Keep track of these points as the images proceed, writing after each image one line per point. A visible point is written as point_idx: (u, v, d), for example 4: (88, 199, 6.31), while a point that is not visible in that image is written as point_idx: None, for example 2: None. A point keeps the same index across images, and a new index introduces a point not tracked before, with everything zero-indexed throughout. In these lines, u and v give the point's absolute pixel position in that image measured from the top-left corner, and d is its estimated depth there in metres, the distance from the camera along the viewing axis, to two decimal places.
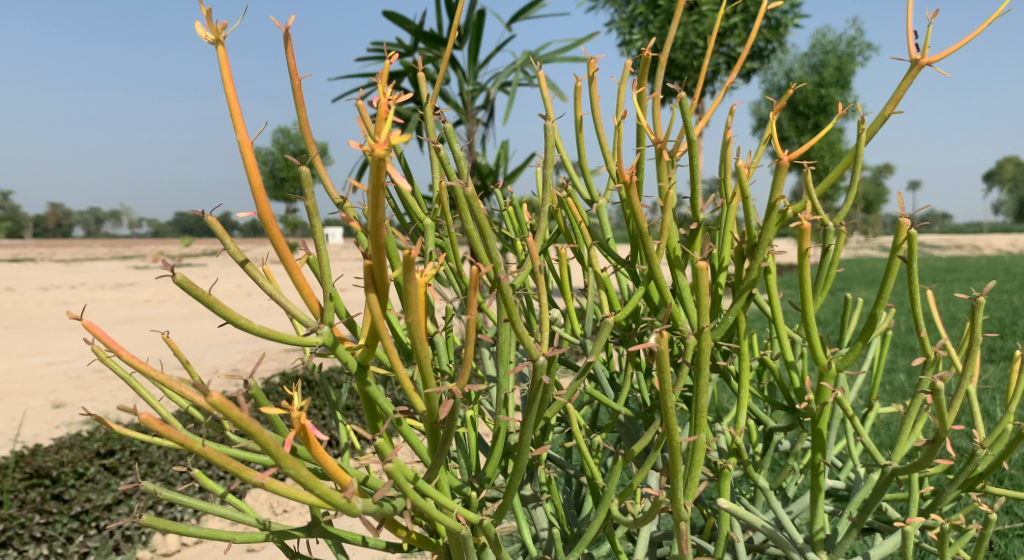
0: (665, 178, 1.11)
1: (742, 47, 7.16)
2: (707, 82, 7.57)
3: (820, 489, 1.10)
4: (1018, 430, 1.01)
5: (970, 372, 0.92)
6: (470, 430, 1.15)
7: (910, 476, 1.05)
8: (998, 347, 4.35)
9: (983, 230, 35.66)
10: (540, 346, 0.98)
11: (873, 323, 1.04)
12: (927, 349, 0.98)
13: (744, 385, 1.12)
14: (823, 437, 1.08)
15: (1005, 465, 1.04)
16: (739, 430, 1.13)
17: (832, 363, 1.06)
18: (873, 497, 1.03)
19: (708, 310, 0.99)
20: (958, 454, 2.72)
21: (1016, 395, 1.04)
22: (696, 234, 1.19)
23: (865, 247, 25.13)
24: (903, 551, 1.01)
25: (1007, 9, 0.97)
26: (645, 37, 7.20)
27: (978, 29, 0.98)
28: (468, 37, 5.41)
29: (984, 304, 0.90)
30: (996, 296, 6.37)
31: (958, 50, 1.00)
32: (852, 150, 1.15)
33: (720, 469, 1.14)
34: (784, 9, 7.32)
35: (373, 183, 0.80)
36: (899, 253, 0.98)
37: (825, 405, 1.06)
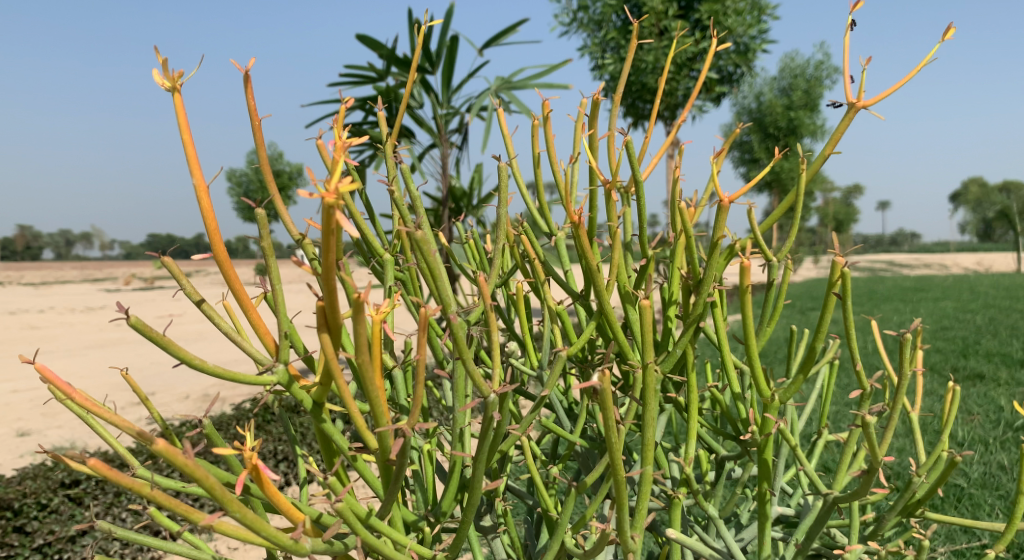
0: (613, 217, 1.15)
1: (712, 72, 7.31)
2: (678, 105, 7.70)
3: (766, 517, 1.14)
4: (952, 459, 1.06)
5: (903, 402, 0.96)
6: (426, 464, 1.19)
7: (851, 504, 1.09)
8: (958, 366, 4.45)
9: (950, 249, 36.45)
10: (491, 382, 1.01)
11: (813, 355, 1.09)
12: (863, 382, 1.02)
13: (692, 416, 1.16)
14: (768, 468, 1.12)
15: (940, 492, 1.09)
16: (689, 461, 1.16)
17: (775, 395, 1.10)
18: (816, 525, 1.07)
19: (652, 345, 1.03)
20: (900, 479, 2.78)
21: (949, 422, 1.09)
22: (646, 270, 1.23)
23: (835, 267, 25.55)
24: None
25: (935, 57, 1.02)
26: (617, 61, 7.32)
27: (908, 77, 1.03)
28: (441, 61, 5.47)
29: (910, 339, 0.95)
30: (960, 315, 6.52)
31: (890, 95, 1.05)
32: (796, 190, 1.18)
33: (671, 499, 1.17)
34: (752, 34, 7.48)
35: (324, 229, 0.82)
36: (836, 290, 1.02)
37: (769, 435, 1.11)
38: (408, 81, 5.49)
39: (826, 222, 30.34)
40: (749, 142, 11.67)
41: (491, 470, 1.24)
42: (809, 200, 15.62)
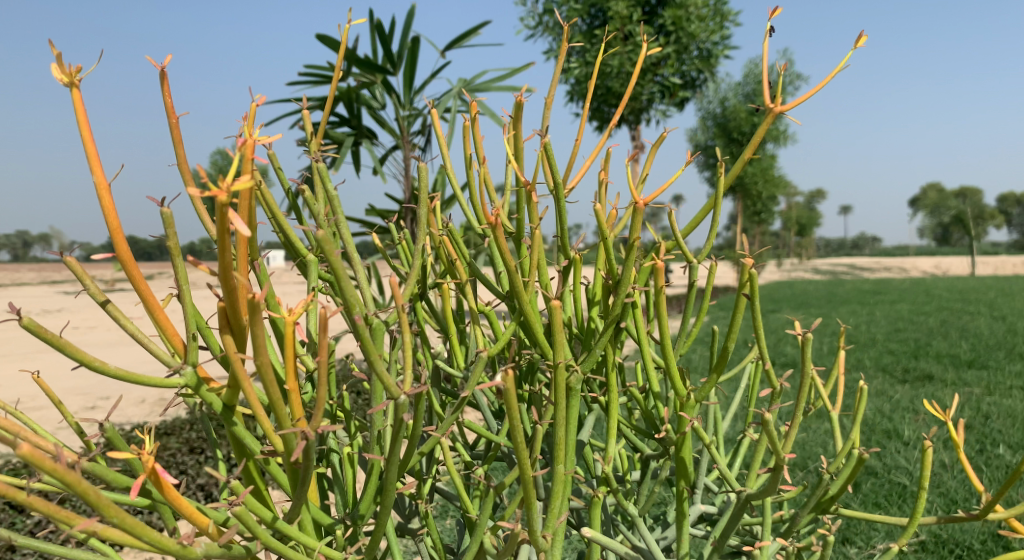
0: (535, 218, 1.15)
1: (676, 77, 7.39)
2: (642, 110, 7.77)
3: (684, 515, 1.15)
4: (860, 457, 1.09)
5: (806, 402, 0.99)
6: (347, 468, 1.18)
7: (764, 502, 1.11)
8: (910, 367, 4.54)
9: (911, 253, 37.29)
10: (402, 384, 1.00)
11: (724, 356, 1.13)
12: (773, 381, 1.05)
13: (612, 415, 1.18)
14: (684, 464, 1.15)
15: (850, 489, 1.11)
16: (609, 461, 1.17)
17: (690, 393, 1.13)
18: (730, 521, 1.09)
19: (563, 345, 1.02)
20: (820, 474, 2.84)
21: (859, 420, 1.12)
22: (568, 271, 1.23)
23: (801, 270, 25.96)
24: None
25: (848, 62, 1.02)
26: (582, 65, 7.37)
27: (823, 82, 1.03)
28: (403, 62, 5.46)
29: (811, 339, 0.98)
30: (915, 317, 6.66)
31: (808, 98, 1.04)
32: (714, 195, 1.19)
33: (591, 498, 1.18)
34: (715, 40, 7.57)
35: (220, 230, 0.82)
36: (745, 290, 1.06)
37: (684, 433, 1.13)
38: (370, 82, 5.49)
39: (792, 226, 30.80)
40: (714, 147, 11.82)
41: (416, 471, 1.24)
42: (774, 204, 15.85)
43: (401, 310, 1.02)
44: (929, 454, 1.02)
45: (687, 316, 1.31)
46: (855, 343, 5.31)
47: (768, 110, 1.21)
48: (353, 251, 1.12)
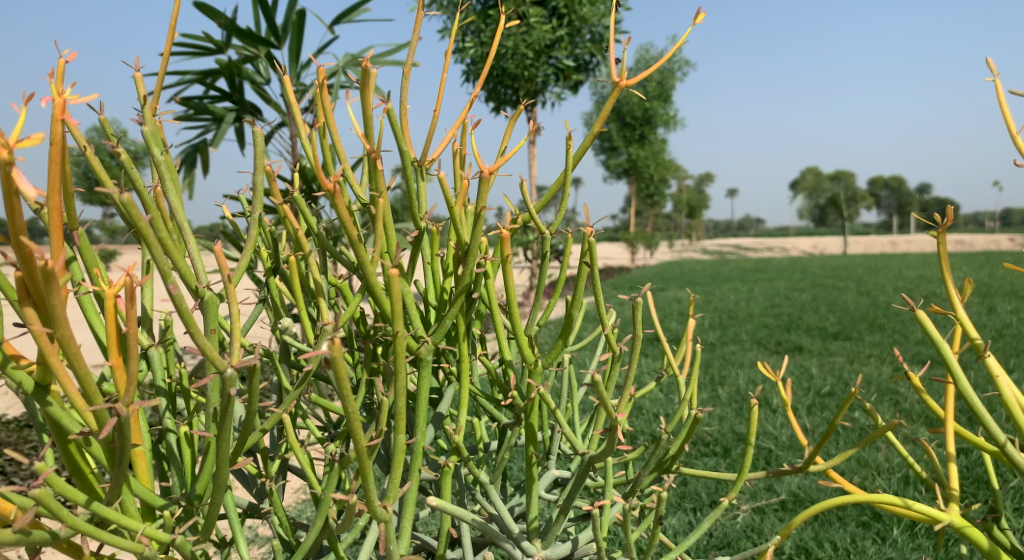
0: (379, 182, 1.10)
1: (570, 60, 7.44)
2: (538, 92, 7.76)
3: (533, 480, 1.17)
4: (694, 419, 1.16)
5: (639, 364, 1.05)
6: (186, 448, 1.13)
7: (606, 464, 1.14)
8: (782, 340, 4.81)
9: (793, 235, 39.55)
10: (229, 359, 0.95)
11: (569, 324, 1.16)
12: (612, 343, 1.14)
13: (463, 386, 1.18)
14: (532, 429, 1.18)
15: (687, 449, 1.18)
16: (459, 430, 1.17)
17: (538, 360, 1.16)
18: (573, 483, 1.11)
19: (400, 314, 0.98)
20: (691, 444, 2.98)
21: (693, 390, 1.26)
22: (417, 242, 1.20)
23: (691, 251, 26.97)
24: (596, 531, 1.10)
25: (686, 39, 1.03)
26: (477, 45, 7.31)
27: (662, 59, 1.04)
28: (287, 36, 5.25)
29: (641, 303, 1.02)
30: (791, 293, 7.05)
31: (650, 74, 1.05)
32: (563, 174, 1.21)
33: (442, 468, 1.18)
34: (607, 24, 7.69)
35: (5, 190, 0.75)
36: (586, 261, 1.11)
37: (532, 399, 1.16)
38: (253, 55, 5.26)
39: (684, 208, 31.95)
40: None
41: (262, 448, 1.20)
42: (666, 187, 16.34)
43: (227, 280, 0.97)
44: (754, 410, 1.09)
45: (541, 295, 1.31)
46: (734, 319, 5.57)
47: (613, 85, 1.23)
48: (181, 222, 1.05)
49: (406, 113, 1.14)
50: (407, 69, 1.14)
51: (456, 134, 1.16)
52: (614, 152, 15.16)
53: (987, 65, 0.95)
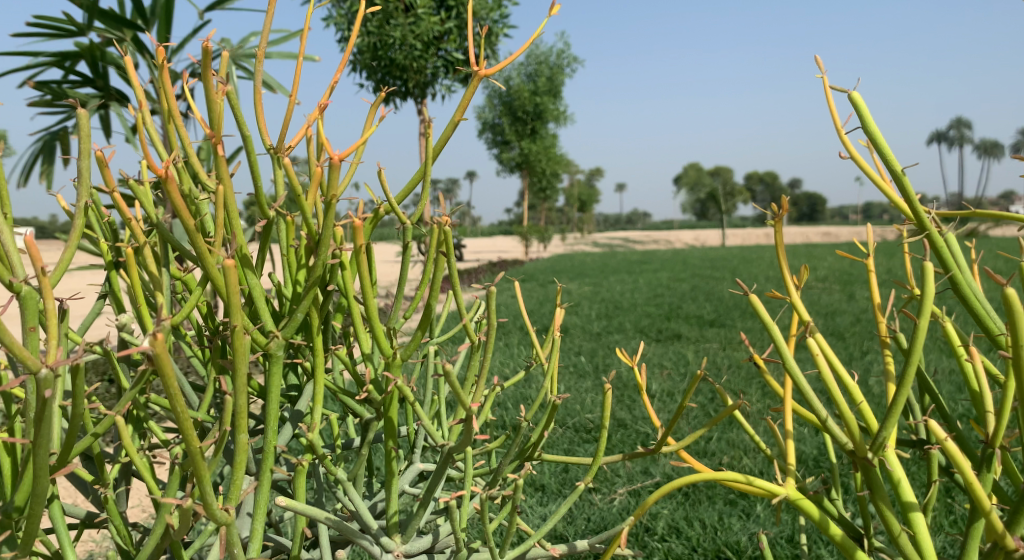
0: (221, 168, 1.02)
1: (459, 52, 7.41)
2: (427, 84, 7.65)
3: (392, 475, 1.15)
4: (554, 406, 1.18)
5: (494, 355, 1.03)
6: (5, 458, 1.03)
7: (466, 455, 1.13)
8: (662, 328, 4.99)
9: (679, 228, 41.25)
10: (44, 359, 0.87)
11: (427, 314, 1.11)
12: (471, 333, 1.09)
13: (318, 382, 1.12)
14: (392, 423, 1.15)
15: (547, 435, 1.19)
16: (313, 427, 1.12)
17: (396, 352, 1.11)
18: (432, 476, 1.10)
19: (240, 307, 0.93)
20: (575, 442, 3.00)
21: (553, 379, 1.28)
22: (267, 231, 1.13)
23: (582, 244, 27.54)
24: (453, 522, 1.10)
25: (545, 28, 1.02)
26: (363, 35, 7.17)
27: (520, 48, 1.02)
28: (157, 19, 4.95)
29: (495, 293, 1.01)
30: (673, 284, 7.34)
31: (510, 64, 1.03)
32: (422, 166, 1.19)
33: (296, 466, 1.14)
34: (495, 18, 7.75)
35: None
36: (443, 249, 1.08)
37: (388, 394, 1.13)
38: (119, 39, 4.92)
39: (576, 202, 32.60)
40: None
41: (96, 455, 1.11)
42: (558, 181, 16.58)
43: (43, 275, 0.89)
44: (609, 395, 1.13)
45: (400, 289, 1.25)
46: (619, 309, 5.73)
47: (473, 75, 1.21)
48: None
49: (260, 100, 1.08)
50: (261, 54, 1.08)
51: (312, 121, 1.11)
52: (506, 146, 15.22)
53: (816, 63, 0.86)
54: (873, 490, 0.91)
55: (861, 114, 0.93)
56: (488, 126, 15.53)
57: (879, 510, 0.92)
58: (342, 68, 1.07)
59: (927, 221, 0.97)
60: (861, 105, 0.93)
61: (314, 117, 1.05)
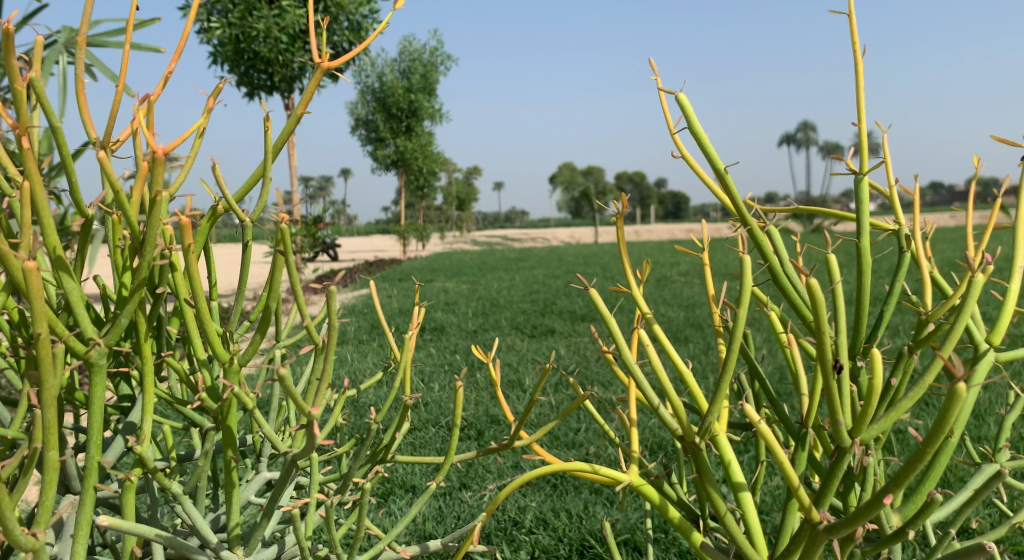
0: (28, 162, 0.92)
1: (328, 46, 7.19)
2: (295, 78, 7.38)
3: (233, 485, 1.09)
4: (404, 407, 1.16)
5: (335, 357, 0.99)
6: None
7: (311, 462, 1.09)
8: (537, 324, 5.08)
9: (557, 226, 42.24)
10: None
11: (267, 317, 1.05)
12: (313, 335, 1.04)
13: (148, 392, 1.04)
14: (231, 432, 1.08)
15: (399, 437, 1.17)
16: (142, 440, 1.04)
17: (233, 358, 1.05)
18: (275, 486, 1.06)
19: (45, 312, 0.84)
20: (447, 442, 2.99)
21: (407, 375, 1.26)
22: (85, 230, 1.04)
23: (460, 242, 27.58)
24: (297, 532, 1.05)
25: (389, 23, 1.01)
26: (224, 26, 6.83)
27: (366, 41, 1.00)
28: None
29: (333, 294, 0.97)
30: (547, 281, 7.49)
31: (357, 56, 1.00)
32: (263, 164, 1.14)
33: (123, 482, 1.05)
34: (364, 13, 7.58)
35: None
36: (281, 248, 1.03)
37: (226, 401, 1.06)
38: None
39: (455, 201, 32.57)
40: None
41: None
42: (435, 179, 16.52)
43: None
44: (460, 393, 1.13)
45: (242, 290, 1.19)
46: (494, 307, 5.78)
47: (315, 67, 1.19)
48: None
49: (81, 88, 0.99)
50: (81, 38, 0.99)
51: (141, 114, 1.03)
52: (381, 143, 14.95)
53: (651, 67, 0.90)
54: (702, 473, 0.95)
55: (687, 115, 0.98)
56: (362, 123, 15.23)
57: (708, 492, 0.96)
58: (177, 57, 1.02)
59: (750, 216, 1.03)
60: (687, 106, 0.98)
61: (140, 108, 0.98)
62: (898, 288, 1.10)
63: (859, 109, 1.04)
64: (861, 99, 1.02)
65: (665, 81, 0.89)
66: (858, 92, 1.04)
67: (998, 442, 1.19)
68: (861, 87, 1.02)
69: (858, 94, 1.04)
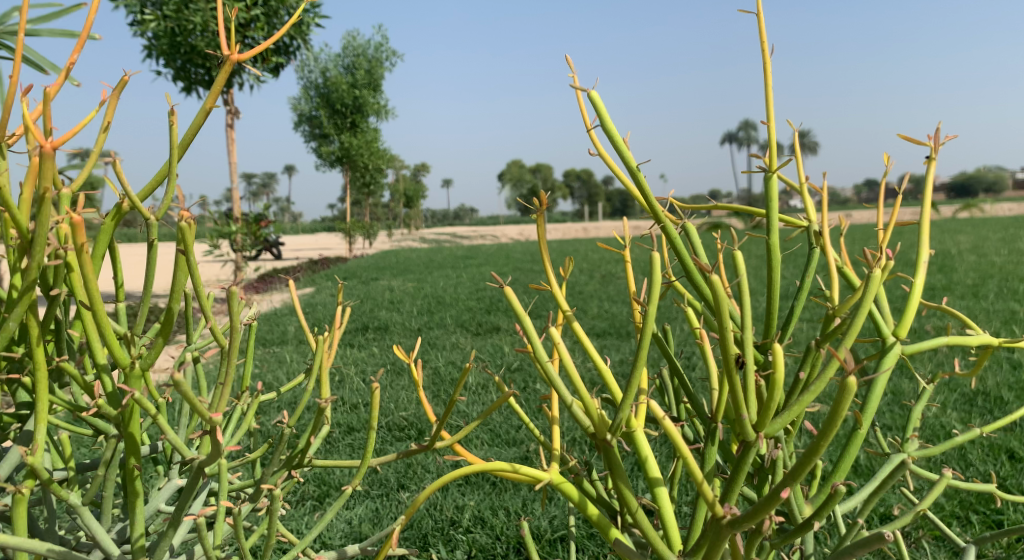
0: None
1: (268, 41, 7.04)
2: (234, 73, 7.19)
3: (137, 494, 1.05)
4: (319, 410, 1.13)
5: (239, 361, 0.97)
6: None
7: (220, 468, 1.05)
8: (482, 321, 5.07)
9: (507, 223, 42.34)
10: None
11: (169, 319, 1.02)
12: (220, 339, 1.01)
13: (40, 400, 0.98)
14: (134, 441, 1.04)
15: (313, 440, 1.15)
16: (36, 450, 0.98)
17: (135, 362, 1.01)
18: (182, 496, 1.02)
19: None
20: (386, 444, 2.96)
21: (324, 375, 1.22)
22: None
23: (409, 240, 27.32)
24: (203, 542, 1.02)
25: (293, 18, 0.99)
26: (159, 19, 6.62)
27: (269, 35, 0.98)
28: None
29: (235, 297, 0.95)
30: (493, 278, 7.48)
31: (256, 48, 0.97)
32: (168, 164, 1.11)
33: (16, 495, 0.99)
34: (305, 8, 7.43)
35: None
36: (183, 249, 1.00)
37: (128, 407, 1.02)
38: None
39: (404, 198, 32.33)
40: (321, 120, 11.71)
41: None
42: (382, 176, 16.34)
43: None
44: (376, 394, 1.11)
45: (146, 292, 1.14)
46: (441, 304, 5.75)
47: (224, 60, 1.15)
48: None
49: None
50: None
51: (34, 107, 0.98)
52: (325, 140, 14.70)
53: (565, 63, 0.89)
54: (613, 470, 0.96)
55: (601, 113, 0.99)
56: (306, 118, 14.97)
57: (618, 488, 0.97)
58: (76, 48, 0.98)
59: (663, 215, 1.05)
60: (601, 104, 0.99)
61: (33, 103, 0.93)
62: (808, 285, 1.12)
63: (768, 108, 1.07)
64: (770, 99, 1.05)
65: (579, 77, 0.89)
66: (767, 92, 1.06)
67: (906, 432, 1.22)
68: (770, 88, 1.05)
69: (768, 94, 1.06)
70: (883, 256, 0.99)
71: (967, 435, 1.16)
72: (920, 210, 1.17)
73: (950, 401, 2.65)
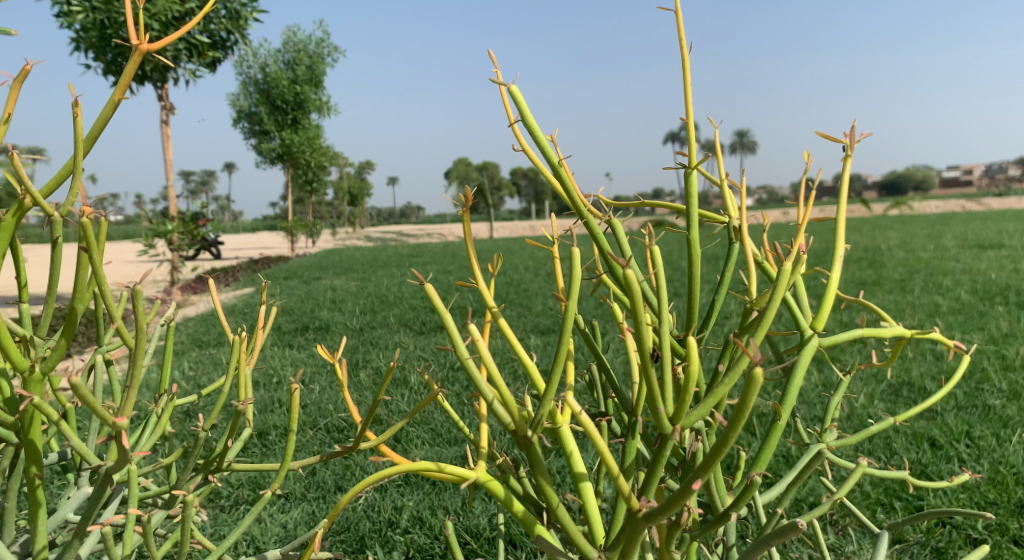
0: None
1: (203, 34, 6.84)
2: (168, 68, 6.96)
3: (40, 503, 1.00)
4: (236, 413, 1.10)
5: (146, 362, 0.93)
6: None
7: (129, 474, 1.01)
8: (426, 320, 5.04)
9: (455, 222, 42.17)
10: None
11: (72, 319, 0.97)
12: (126, 339, 0.97)
13: None
14: (35, 448, 0.99)
15: (232, 443, 1.11)
16: None
17: (35, 365, 0.96)
18: (88, 504, 0.98)
19: None
20: (322, 445, 2.91)
21: (243, 376, 1.18)
22: None
23: (355, 239, 26.96)
24: (111, 551, 0.98)
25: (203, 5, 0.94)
26: (86, 10, 6.35)
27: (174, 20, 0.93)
28: None
29: (138, 294, 0.92)
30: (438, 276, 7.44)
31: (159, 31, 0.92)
32: (72, 158, 1.05)
33: None
34: (242, 2, 7.25)
35: None
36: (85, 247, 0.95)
37: (27, 413, 0.96)
38: None
39: (349, 197, 31.88)
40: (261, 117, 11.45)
41: None
42: (326, 174, 16.10)
43: None
44: (295, 395, 1.08)
45: (50, 294, 1.08)
46: (384, 304, 5.68)
47: (133, 49, 1.10)
48: None
49: None
50: None
51: None
52: (265, 137, 14.39)
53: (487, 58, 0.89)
54: (534, 466, 0.96)
55: (522, 109, 0.99)
56: (245, 115, 14.61)
57: (538, 484, 0.97)
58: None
59: (585, 211, 1.05)
60: (521, 99, 0.99)
61: None
62: (727, 280, 1.14)
63: (687, 106, 1.08)
64: (689, 97, 1.06)
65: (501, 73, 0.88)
66: (687, 90, 1.08)
67: (825, 422, 1.25)
68: (690, 85, 1.06)
69: (687, 92, 1.08)
70: (796, 251, 1.01)
71: (884, 423, 1.17)
72: (837, 206, 1.19)
73: (877, 392, 2.75)
